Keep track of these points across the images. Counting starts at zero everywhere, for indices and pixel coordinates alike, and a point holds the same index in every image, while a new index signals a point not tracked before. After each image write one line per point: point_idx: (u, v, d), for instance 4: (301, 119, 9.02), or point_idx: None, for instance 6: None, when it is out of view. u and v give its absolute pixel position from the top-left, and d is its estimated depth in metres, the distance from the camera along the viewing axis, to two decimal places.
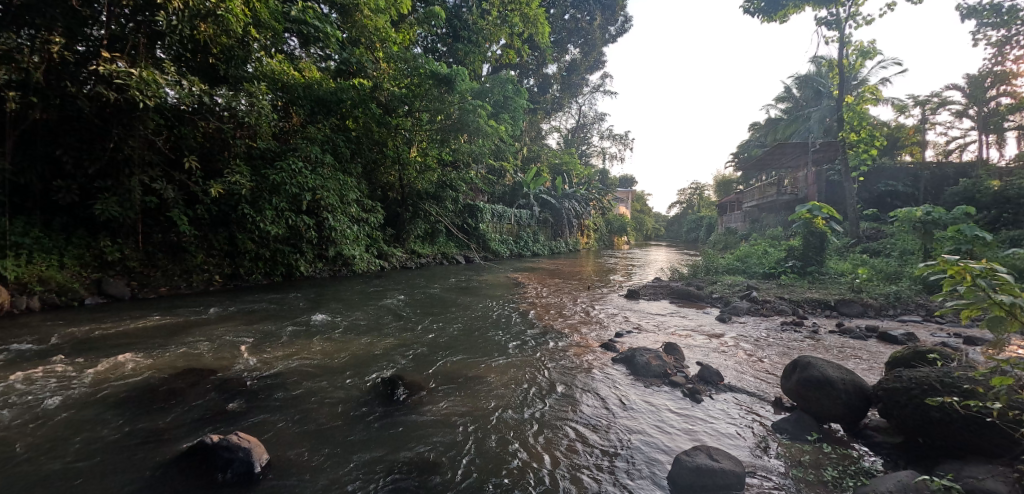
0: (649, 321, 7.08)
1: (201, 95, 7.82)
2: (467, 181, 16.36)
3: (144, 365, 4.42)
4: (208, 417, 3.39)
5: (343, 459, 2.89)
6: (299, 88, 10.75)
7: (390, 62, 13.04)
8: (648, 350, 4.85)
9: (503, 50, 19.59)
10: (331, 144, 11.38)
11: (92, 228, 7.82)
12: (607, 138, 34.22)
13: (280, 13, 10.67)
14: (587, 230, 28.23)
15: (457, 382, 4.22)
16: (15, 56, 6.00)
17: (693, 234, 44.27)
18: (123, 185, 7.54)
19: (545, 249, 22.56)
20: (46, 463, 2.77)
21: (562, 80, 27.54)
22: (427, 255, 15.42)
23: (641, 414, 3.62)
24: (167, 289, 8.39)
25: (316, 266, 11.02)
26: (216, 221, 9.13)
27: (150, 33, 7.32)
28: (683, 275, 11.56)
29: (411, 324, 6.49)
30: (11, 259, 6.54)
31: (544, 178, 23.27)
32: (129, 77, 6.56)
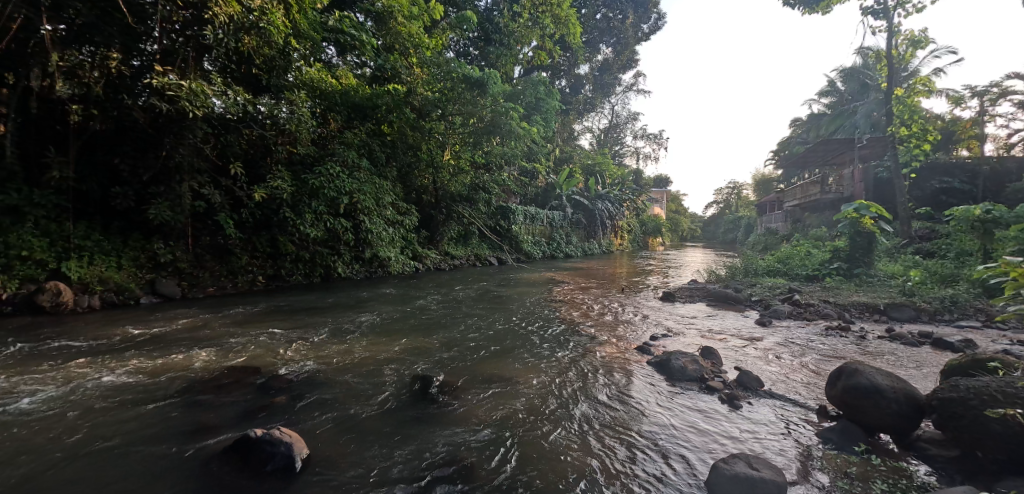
0: (685, 324, 6.91)
1: (245, 104, 8.08)
2: (499, 183, 16.49)
3: (190, 363, 4.59)
4: (251, 412, 3.52)
5: (377, 458, 2.91)
6: (335, 96, 11.10)
7: (423, 68, 13.07)
8: (685, 354, 4.71)
9: (535, 52, 19.64)
10: (367, 148, 11.80)
11: (146, 231, 8.27)
12: (640, 138, 33.69)
13: (318, 24, 11.08)
14: (620, 231, 27.85)
15: (490, 383, 4.24)
16: (77, 72, 6.63)
17: (731, 235, 42.90)
18: (174, 190, 8.04)
19: (578, 251, 22.42)
20: (105, 449, 2.95)
21: (594, 80, 27.37)
22: (460, 257, 15.57)
23: (678, 419, 3.54)
24: (214, 289, 8.76)
25: (353, 267, 11.32)
26: (258, 224, 9.54)
27: (198, 47, 7.54)
28: (722, 277, 11.25)
29: (446, 325, 6.56)
30: (75, 261, 7.01)
31: (577, 179, 23.09)
32: (180, 89, 6.87)
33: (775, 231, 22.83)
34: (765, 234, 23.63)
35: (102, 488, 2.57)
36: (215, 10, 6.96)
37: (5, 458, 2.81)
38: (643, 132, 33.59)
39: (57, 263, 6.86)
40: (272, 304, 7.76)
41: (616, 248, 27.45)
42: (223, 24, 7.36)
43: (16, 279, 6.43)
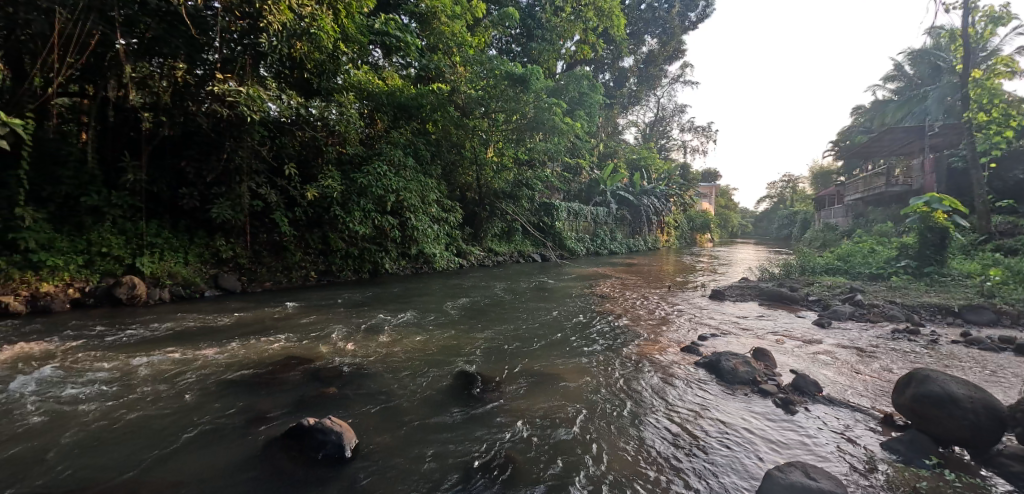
0: (739, 323, 6.63)
1: (297, 108, 8.62)
2: (543, 179, 16.58)
3: (252, 353, 4.85)
4: (306, 400, 3.69)
5: (422, 450, 2.96)
6: (382, 96, 11.38)
7: (465, 67, 12.96)
8: (735, 355, 4.53)
9: (578, 46, 19.48)
10: (412, 147, 12.06)
11: (209, 229, 8.81)
12: (687, 131, 32.60)
13: (365, 27, 11.41)
14: (666, 227, 27.18)
15: (534, 379, 4.23)
16: (148, 82, 7.15)
17: (784, 231, 40.81)
18: (235, 191, 8.52)
19: (622, 248, 22.03)
20: (179, 428, 3.21)
21: (638, 73, 26.74)
22: (504, 254, 15.66)
23: (730, 422, 3.40)
24: (271, 283, 9.21)
25: (400, 263, 11.58)
26: (311, 222, 9.96)
27: (255, 55, 7.95)
28: (777, 275, 10.74)
29: (492, 321, 6.58)
30: (148, 257, 7.61)
31: (622, 174, 22.43)
32: (239, 95, 7.30)
33: (835, 226, 21.46)
34: (823, 230, 22.33)
35: (171, 465, 2.76)
36: (268, 18, 7.31)
37: (96, 431, 3.11)
38: (691, 124, 32.49)
39: (132, 258, 7.52)
40: (322, 298, 8.05)
41: (662, 245, 26.78)
42: (277, 31, 7.76)
43: (97, 273, 7.12)
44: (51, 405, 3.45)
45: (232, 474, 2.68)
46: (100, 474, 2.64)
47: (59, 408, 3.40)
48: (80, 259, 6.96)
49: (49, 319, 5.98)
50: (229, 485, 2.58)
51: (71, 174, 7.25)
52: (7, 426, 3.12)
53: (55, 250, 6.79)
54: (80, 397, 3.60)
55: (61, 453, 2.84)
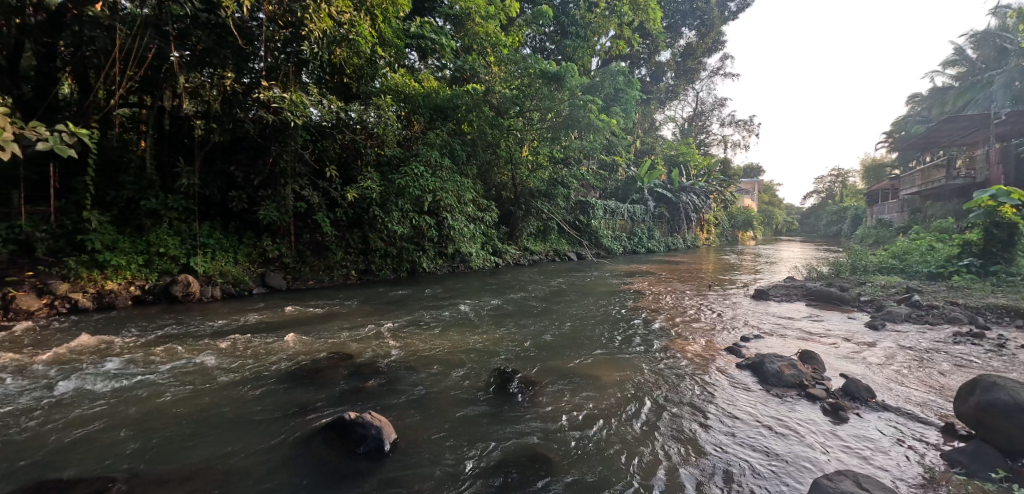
0: (786, 324, 6.37)
1: (338, 111, 8.72)
2: (578, 177, 16.40)
3: (301, 347, 5.06)
4: (348, 395, 3.79)
5: (458, 447, 2.98)
6: (418, 98, 11.60)
7: (500, 66, 13.31)
8: (780, 357, 4.37)
9: (613, 41, 19.29)
10: (449, 148, 12.21)
11: (257, 230, 9.22)
12: (728, 126, 31.53)
13: (402, 31, 11.68)
14: (706, 224, 26.41)
15: (574, 379, 4.21)
16: (200, 92, 7.77)
17: (835, 229, 38.73)
18: (280, 193, 8.88)
19: (660, 247, 21.57)
20: (233, 415, 3.39)
21: (675, 66, 26.10)
22: (540, 253, 15.59)
23: (774, 426, 3.28)
24: (314, 282, 9.53)
25: (438, 262, 11.73)
26: (351, 223, 10.24)
27: (298, 61, 8.24)
28: (826, 274, 10.27)
29: (531, 320, 6.59)
30: (200, 257, 8.03)
31: (659, 171, 22.00)
32: (283, 101, 7.59)
33: (890, 222, 20.18)
34: (875, 226, 21.10)
35: (223, 452, 2.91)
36: (309, 26, 7.59)
37: (160, 417, 3.33)
38: (731, 118, 31.40)
39: (186, 258, 7.95)
40: (362, 297, 8.24)
41: (701, 243, 26.02)
42: (318, 38, 7.89)
43: (156, 271, 7.57)
44: (116, 394, 3.71)
45: (276, 463, 2.79)
46: (162, 458, 2.82)
47: (124, 397, 3.65)
48: (140, 259, 7.44)
49: (114, 316, 6.38)
50: (275, 472, 2.70)
51: (132, 179, 7.76)
52: (82, 412, 3.36)
53: (118, 250, 7.28)
54: (141, 386, 3.86)
55: (127, 438, 3.04)
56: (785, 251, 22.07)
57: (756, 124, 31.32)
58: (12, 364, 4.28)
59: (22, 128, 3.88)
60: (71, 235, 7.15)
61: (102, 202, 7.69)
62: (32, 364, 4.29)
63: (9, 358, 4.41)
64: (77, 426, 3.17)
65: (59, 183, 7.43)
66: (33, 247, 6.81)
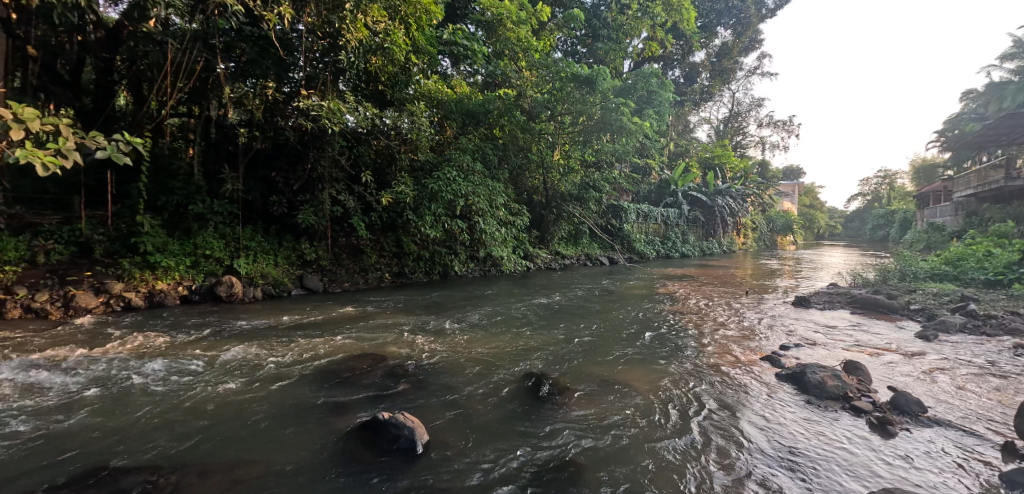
0: (830, 333, 6.11)
1: (373, 117, 8.79)
2: (610, 181, 16.21)
3: (339, 348, 5.20)
4: (382, 396, 3.86)
5: (490, 452, 2.97)
6: (450, 104, 11.84)
7: (531, 70, 13.18)
8: (824, 367, 4.19)
9: (645, 43, 19.06)
10: (481, 152, 12.47)
11: (295, 233, 9.55)
12: (766, 126, 30.50)
13: (435, 38, 11.93)
14: (742, 228, 25.64)
15: (607, 384, 4.17)
16: (243, 101, 7.93)
17: (880, 232, 36.91)
18: (317, 198, 9.16)
19: (694, 251, 21.08)
20: (273, 411, 3.53)
21: (711, 67, 25.28)
22: (571, 256, 15.47)
23: (820, 442, 3.12)
24: (349, 284, 9.71)
25: (469, 265, 11.81)
26: (385, 226, 10.46)
27: (335, 71, 8.51)
28: (872, 281, 9.81)
29: (563, 324, 6.60)
30: (244, 259, 8.34)
31: (693, 173, 21.47)
32: (321, 109, 7.79)
33: (943, 226, 19.01)
34: (926, 230, 19.96)
35: (264, 446, 3.02)
36: (347, 36, 7.82)
37: (204, 411, 3.48)
38: (770, 119, 30.34)
39: (230, 260, 8.28)
40: (396, 300, 8.35)
41: (738, 247, 25.27)
42: (355, 48, 8.22)
43: (202, 273, 7.90)
44: (165, 387, 3.92)
45: (312, 461, 2.85)
46: (206, 449, 2.96)
47: (173, 391, 3.85)
48: (188, 260, 7.80)
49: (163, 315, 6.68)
50: (313, 471, 2.74)
51: (180, 185, 8.19)
52: (134, 403, 3.58)
53: (168, 252, 7.67)
54: (184, 383, 4.01)
55: (175, 429, 3.20)
56: (828, 256, 21.14)
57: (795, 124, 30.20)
58: (73, 357, 4.56)
59: (83, 138, 4.15)
60: (124, 237, 7.65)
61: (154, 207, 8.17)
62: (93, 357, 4.61)
63: (70, 352, 4.71)
64: (130, 417, 3.36)
65: (115, 189, 7.97)
66: (92, 248, 7.38)
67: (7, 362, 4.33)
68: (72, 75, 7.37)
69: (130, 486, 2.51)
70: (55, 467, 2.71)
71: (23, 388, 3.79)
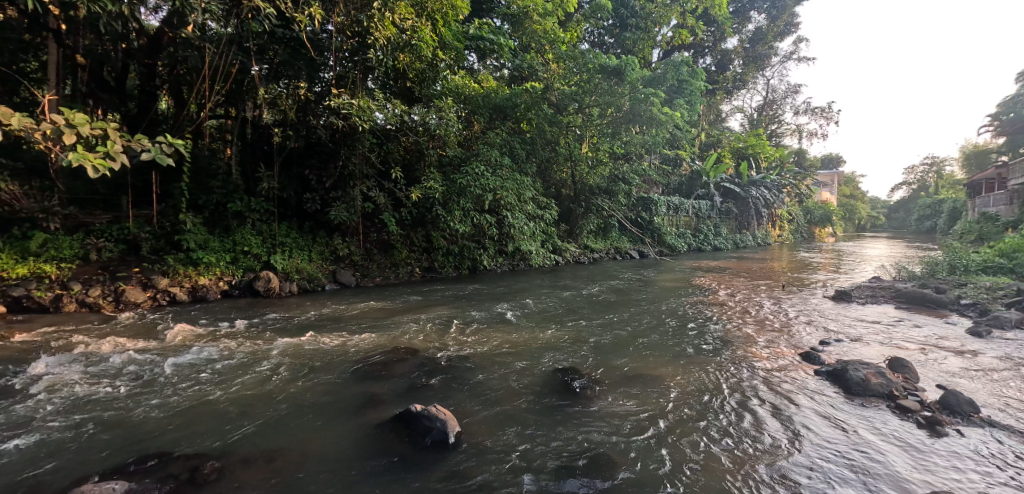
0: (874, 329, 5.88)
1: (402, 114, 8.94)
2: (640, 173, 15.93)
3: (373, 340, 5.34)
4: (414, 388, 3.95)
5: (520, 444, 3.00)
6: (478, 99, 11.96)
7: (559, 63, 13.02)
8: (867, 365, 4.03)
9: (675, 31, 18.66)
10: (508, 146, 12.48)
11: (328, 230, 9.79)
12: (802, 114, 29.36)
13: (461, 34, 11.99)
14: (777, 220, 24.81)
15: (637, 378, 4.15)
16: (277, 102, 8.11)
17: (925, 223, 35.09)
18: (349, 194, 9.36)
19: (727, 244, 20.51)
20: (310, 402, 3.65)
21: (744, 53, 24.41)
22: (601, 250, 15.31)
23: (863, 442, 3.00)
24: (381, 279, 9.86)
25: (498, 260, 11.83)
26: (415, 222, 10.60)
27: (365, 68, 8.48)
28: (920, 275, 9.35)
29: (595, 317, 6.59)
30: (280, 255, 8.59)
31: (726, 164, 20.89)
32: (352, 107, 7.92)
33: (997, 215, 17.89)
34: (976, 220, 18.85)
35: (302, 435, 3.13)
36: (374, 34, 7.92)
37: (244, 402, 3.63)
38: (807, 106, 29.19)
39: (267, 256, 8.55)
40: (426, 294, 8.45)
41: (773, 240, 24.46)
42: (383, 45, 8.30)
43: (241, 268, 8.19)
44: (208, 378, 4.12)
45: (349, 450, 2.94)
46: (248, 438, 3.08)
47: (215, 381, 4.04)
48: (228, 256, 8.10)
49: (205, 309, 6.93)
50: (351, 461, 2.81)
51: (219, 184, 8.55)
52: (179, 394, 3.77)
53: (209, 249, 8.01)
54: (221, 376, 4.16)
55: (217, 418, 3.36)
56: (869, 248, 20.27)
57: (833, 111, 28.95)
58: (121, 350, 4.79)
59: (130, 140, 4.34)
60: (169, 235, 8.06)
61: (195, 206, 8.55)
62: (144, 349, 4.89)
63: (118, 345, 4.95)
64: (176, 406, 3.54)
65: (159, 190, 8.39)
66: (139, 246, 7.79)
67: (66, 352, 4.64)
68: (118, 81, 7.82)
69: (179, 471, 2.66)
70: (110, 453, 2.89)
71: (77, 378, 4.01)
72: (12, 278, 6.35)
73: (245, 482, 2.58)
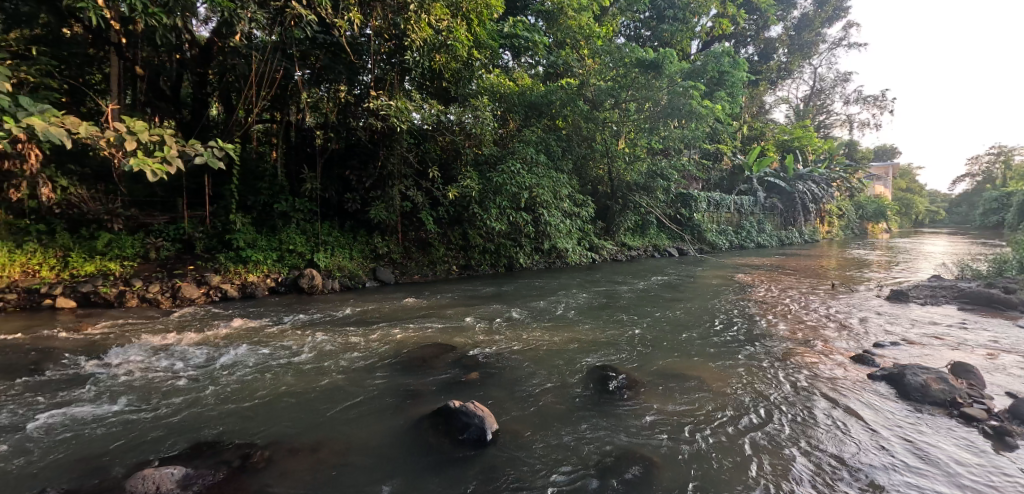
0: (937, 330, 5.54)
1: (438, 114, 9.07)
2: (679, 169, 15.56)
3: (414, 336, 5.49)
4: (453, 383, 4.02)
5: (555, 442, 3.02)
6: (513, 97, 12.13)
7: (594, 59, 12.67)
8: (927, 370, 3.81)
9: (715, 21, 18.08)
10: (544, 143, 12.47)
11: (369, 229, 10.07)
12: (852, 104, 27.86)
13: (496, 32, 12.04)
14: (826, 216, 23.65)
15: (678, 378, 4.09)
16: (320, 106, 8.36)
17: (993, 217, 32.58)
18: (388, 194, 9.59)
19: (772, 241, 19.74)
20: (354, 395, 3.78)
21: (790, 41, 23.30)
22: (638, 248, 15.10)
23: (920, 451, 2.85)
24: (419, 277, 10.05)
25: (535, 258, 11.85)
26: (452, 220, 10.76)
27: (401, 70, 8.83)
28: (990, 273, 8.69)
29: (635, 315, 6.53)
30: (323, 254, 8.91)
31: (770, 158, 20.08)
32: (390, 108, 8.08)
33: None
34: None
35: (346, 427, 3.26)
36: (411, 37, 8.08)
37: (291, 394, 3.80)
38: (858, 94, 27.64)
39: (311, 254, 8.88)
40: (464, 292, 8.55)
41: (821, 236, 23.38)
42: (419, 47, 8.49)
43: (287, 266, 8.54)
44: (259, 370, 4.35)
45: (391, 443, 3.03)
46: (294, 428, 3.23)
47: (264, 374, 4.25)
48: (274, 255, 8.48)
49: (254, 305, 7.27)
50: (392, 454, 2.90)
51: (266, 186, 8.98)
52: (231, 385, 3.99)
53: (257, 247, 8.42)
54: (265, 369, 4.35)
55: (266, 409, 3.53)
56: (928, 245, 19.08)
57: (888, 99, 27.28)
58: (181, 342, 5.14)
59: (184, 145, 4.60)
60: (219, 235, 8.52)
61: (245, 207, 9.01)
62: (201, 341, 5.22)
63: (176, 338, 5.29)
64: (227, 396, 3.75)
65: (211, 192, 8.88)
66: (193, 245, 8.28)
67: (133, 344, 5.01)
68: (172, 90, 8.37)
69: (231, 458, 2.81)
70: (168, 438, 3.09)
71: (141, 368, 4.32)
72: (80, 274, 6.91)
73: (290, 470, 2.71)
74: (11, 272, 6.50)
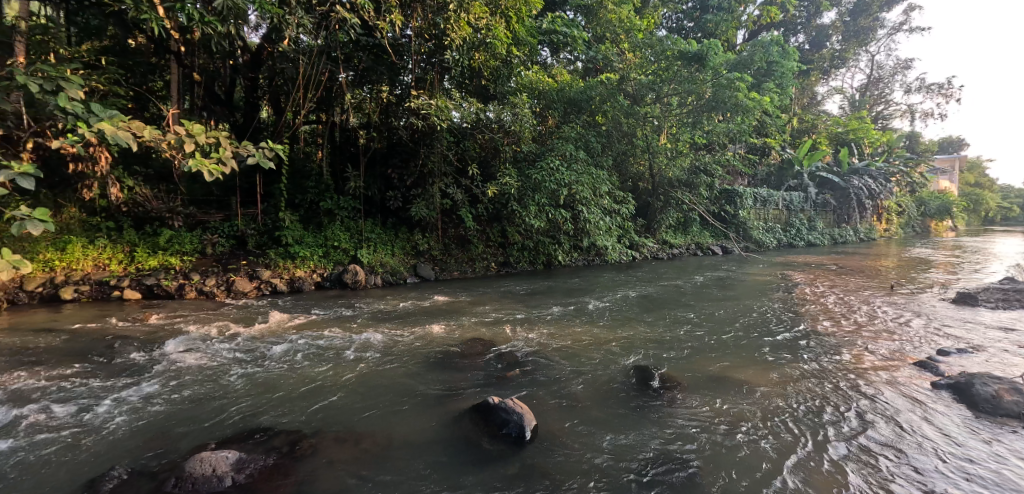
0: (1014, 337, 5.12)
1: (477, 112, 9.16)
2: (723, 163, 15.03)
3: (455, 331, 5.60)
4: (493, 380, 4.07)
5: (594, 441, 3.01)
6: (552, 93, 12.04)
7: (634, 52, 12.42)
8: (1000, 380, 3.56)
9: (763, 9, 17.31)
10: (583, 140, 12.35)
11: (409, 226, 10.30)
12: (914, 92, 26.02)
13: (535, 29, 12.02)
14: (884, 213, 22.23)
15: (724, 380, 3.98)
16: (364, 106, 8.61)
17: None
18: (428, 191, 9.77)
19: (824, 239, 18.76)
20: (396, 388, 3.89)
21: (843, 27, 22.00)
22: (680, 246, 14.74)
23: (992, 466, 2.67)
24: (459, 273, 10.17)
25: (574, 255, 11.77)
26: (491, 217, 10.86)
27: (440, 70, 8.91)
28: None
29: (679, 314, 6.40)
30: (366, 250, 9.20)
31: (823, 151, 19.07)
32: (431, 108, 8.21)
33: None
34: None
35: (389, 419, 3.36)
36: (452, 35, 8.19)
37: (336, 385, 3.96)
38: (920, 82, 25.79)
39: (355, 251, 9.18)
40: (504, 289, 8.58)
41: (878, 234, 22.05)
42: (459, 46, 8.53)
43: (332, 262, 8.87)
44: (307, 361, 4.56)
45: (433, 436, 3.10)
46: (339, 418, 3.37)
47: (311, 364, 4.45)
48: (320, 251, 8.84)
49: (302, 300, 7.59)
50: (433, 446, 2.97)
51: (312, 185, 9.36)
52: (280, 374, 4.19)
53: (304, 244, 8.80)
54: (311, 361, 4.54)
55: (312, 398, 3.70)
56: (997, 246, 16.89)
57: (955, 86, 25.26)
58: (238, 332, 5.47)
59: (238, 146, 4.84)
60: (270, 232, 8.95)
61: (293, 205, 9.43)
62: (256, 332, 5.53)
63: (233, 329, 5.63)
64: (276, 384, 3.96)
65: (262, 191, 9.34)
66: (245, 241, 8.76)
67: (196, 333, 5.37)
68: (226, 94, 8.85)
69: (280, 444, 2.96)
70: (224, 422, 3.29)
71: (200, 356, 4.63)
72: (145, 268, 7.45)
73: (336, 458, 2.82)
74: (85, 266, 7.16)
